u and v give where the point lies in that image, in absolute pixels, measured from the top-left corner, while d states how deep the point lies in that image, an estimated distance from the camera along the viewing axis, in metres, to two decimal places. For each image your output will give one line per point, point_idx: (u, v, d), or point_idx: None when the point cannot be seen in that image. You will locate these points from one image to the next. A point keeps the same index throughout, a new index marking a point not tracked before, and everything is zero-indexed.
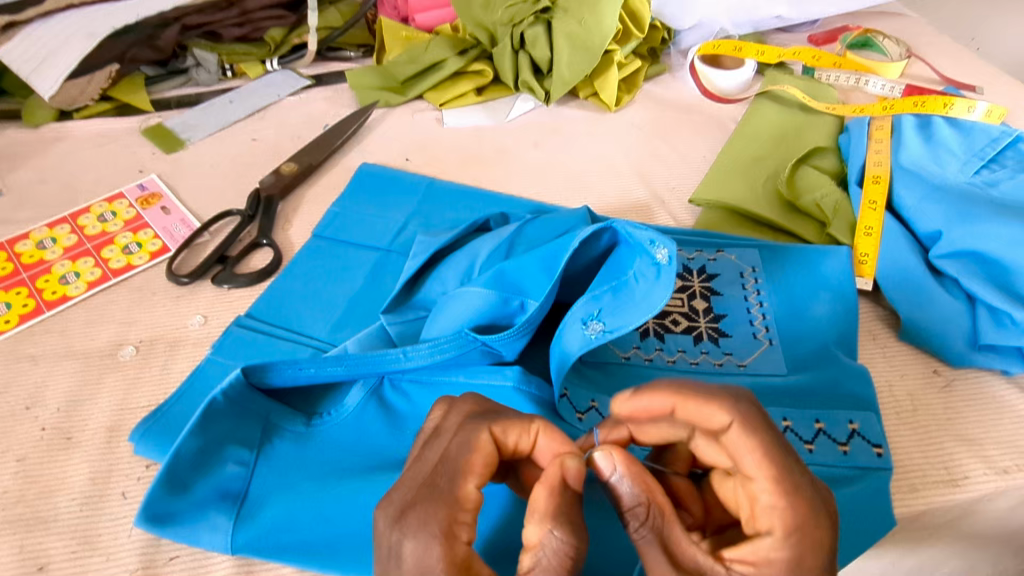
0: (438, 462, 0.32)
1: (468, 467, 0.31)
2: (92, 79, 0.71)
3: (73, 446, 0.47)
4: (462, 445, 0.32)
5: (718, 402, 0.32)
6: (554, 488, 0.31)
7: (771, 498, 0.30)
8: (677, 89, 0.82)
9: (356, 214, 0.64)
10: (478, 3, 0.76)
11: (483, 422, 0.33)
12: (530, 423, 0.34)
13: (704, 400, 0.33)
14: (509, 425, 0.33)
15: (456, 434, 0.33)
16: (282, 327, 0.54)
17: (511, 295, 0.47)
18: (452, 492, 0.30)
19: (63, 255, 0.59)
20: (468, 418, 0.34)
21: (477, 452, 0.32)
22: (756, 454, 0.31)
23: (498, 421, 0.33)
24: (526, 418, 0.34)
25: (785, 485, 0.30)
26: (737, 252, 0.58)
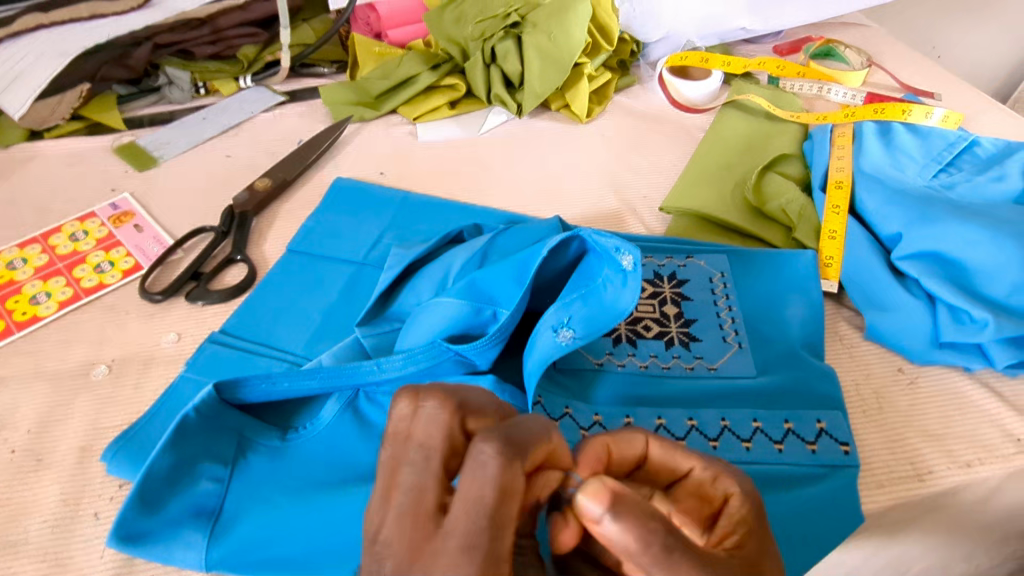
0: (470, 512, 0.25)
1: (505, 521, 0.26)
2: (62, 99, 0.71)
3: (44, 467, 0.46)
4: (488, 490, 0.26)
5: (633, 429, 0.34)
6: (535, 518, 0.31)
7: (716, 480, 0.33)
8: (647, 100, 0.83)
9: (331, 228, 0.64)
10: (451, 21, 0.78)
11: (511, 452, 0.27)
12: (548, 439, 0.29)
13: (622, 431, 0.34)
14: (535, 448, 0.28)
15: (482, 469, 0.26)
16: (256, 342, 0.54)
17: (484, 305, 0.47)
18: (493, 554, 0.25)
19: (34, 276, 0.59)
20: (484, 437, 0.27)
21: (509, 497, 0.26)
22: (682, 450, 0.33)
23: (524, 448, 0.27)
24: (544, 433, 0.29)
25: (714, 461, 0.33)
26: (706, 257, 0.59)
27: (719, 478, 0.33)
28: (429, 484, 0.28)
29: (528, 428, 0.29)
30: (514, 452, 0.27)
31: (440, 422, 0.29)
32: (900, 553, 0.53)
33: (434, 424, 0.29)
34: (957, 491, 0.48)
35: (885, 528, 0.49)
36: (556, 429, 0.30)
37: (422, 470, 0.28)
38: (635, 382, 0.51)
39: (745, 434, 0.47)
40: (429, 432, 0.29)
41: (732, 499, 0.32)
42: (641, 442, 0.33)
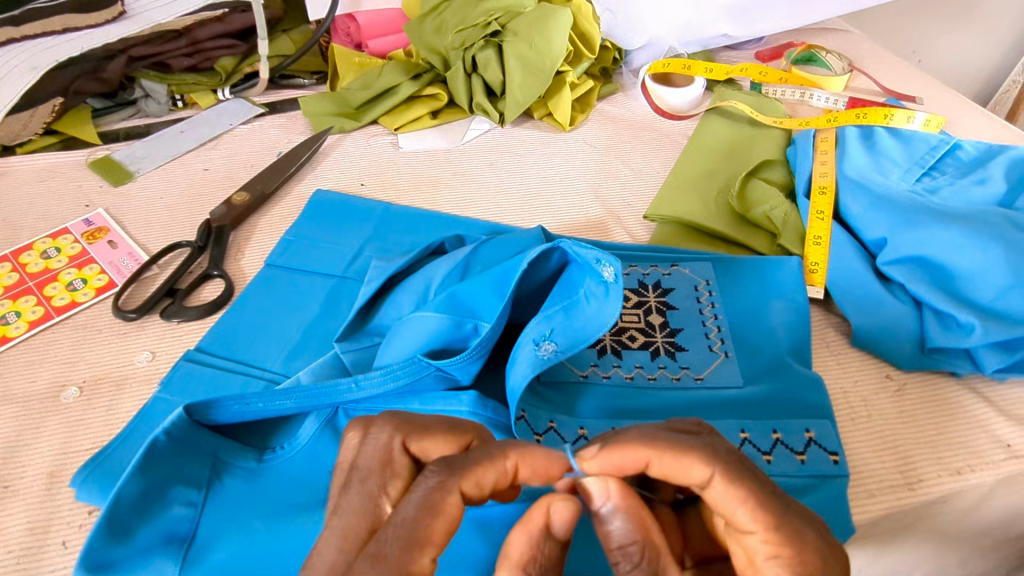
0: (395, 526, 0.30)
1: (427, 537, 0.29)
2: (35, 113, 0.70)
3: (10, 494, 0.45)
4: (423, 509, 0.30)
5: (695, 456, 0.31)
6: (533, 534, 0.32)
7: (771, 548, 0.30)
8: (630, 107, 0.83)
9: (311, 241, 0.63)
10: (431, 30, 0.77)
11: (451, 478, 0.31)
12: (505, 462, 0.32)
13: (680, 454, 0.31)
14: (483, 474, 0.32)
15: (416, 492, 0.31)
16: (233, 360, 0.53)
17: (464, 318, 0.46)
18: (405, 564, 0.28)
19: (3, 295, 0.57)
20: (434, 465, 0.32)
21: (439, 517, 0.30)
22: (746, 506, 0.30)
23: (466, 475, 0.31)
24: (500, 456, 0.32)
25: (781, 533, 0.30)
26: (691, 266, 0.58)
27: (781, 553, 0.29)
28: (371, 507, 0.32)
29: (479, 454, 0.32)
30: (450, 474, 0.31)
31: (381, 447, 0.34)
32: (893, 563, 0.52)
33: (376, 449, 0.34)
34: (948, 499, 0.48)
35: (877, 538, 0.48)
36: (514, 446, 0.33)
37: (363, 490, 0.33)
38: (621, 395, 0.50)
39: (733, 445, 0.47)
40: (373, 456, 0.34)
41: None
42: (703, 476, 0.31)
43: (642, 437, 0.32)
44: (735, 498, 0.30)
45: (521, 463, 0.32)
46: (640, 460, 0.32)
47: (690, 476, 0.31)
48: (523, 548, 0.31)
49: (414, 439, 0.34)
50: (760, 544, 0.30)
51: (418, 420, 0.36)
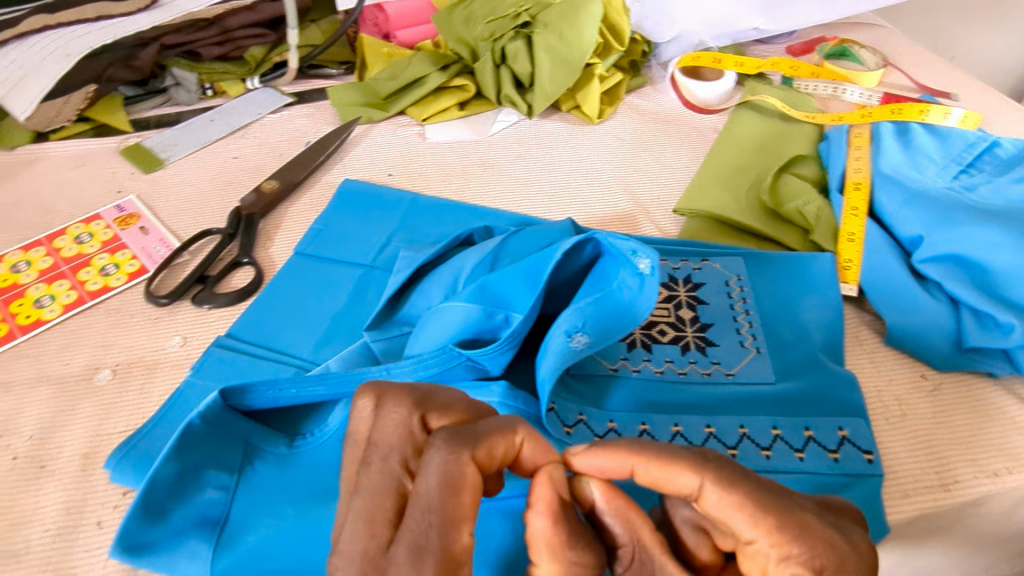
0: (419, 508, 0.28)
1: (460, 512, 0.28)
2: (68, 100, 0.71)
3: (47, 474, 0.45)
4: (445, 487, 0.29)
5: (680, 466, 0.30)
6: (554, 513, 0.30)
7: (779, 550, 0.28)
8: (659, 101, 0.82)
9: (340, 230, 0.63)
10: (460, 20, 0.77)
11: (466, 449, 0.30)
12: (513, 436, 0.32)
13: (664, 464, 0.31)
14: (493, 445, 0.31)
15: (432, 467, 0.29)
16: (264, 347, 0.53)
17: (495, 309, 0.46)
18: (443, 546, 0.27)
19: (38, 279, 0.58)
20: (442, 437, 0.30)
21: (465, 491, 0.29)
22: (744, 511, 0.29)
23: (480, 444, 0.30)
24: (510, 430, 0.32)
25: (785, 533, 0.28)
26: (721, 260, 0.58)
27: (789, 556, 0.28)
28: (390, 489, 0.30)
29: (489, 427, 0.32)
30: (463, 446, 0.30)
31: (399, 422, 0.32)
32: (924, 564, 0.51)
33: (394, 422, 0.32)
34: (984, 501, 0.47)
35: (910, 539, 0.47)
36: (522, 423, 0.33)
37: (384, 469, 0.31)
38: (651, 388, 0.49)
39: (765, 442, 0.46)
40: (390, 435, 0.32)
41: None
42: (694, 484, 0.30)
43: (620, 442, 0.32)
44: (730, 505, 0.29)
45: (526, 439, 0.32)
46: (623, 468, 0.32)
47: (680, 485, 0.31)
48: (545, 529, 0.30)
49: (433, 414, 0.33)
50: (768, 549, 0.29)
51: (431, 396, 0.34)
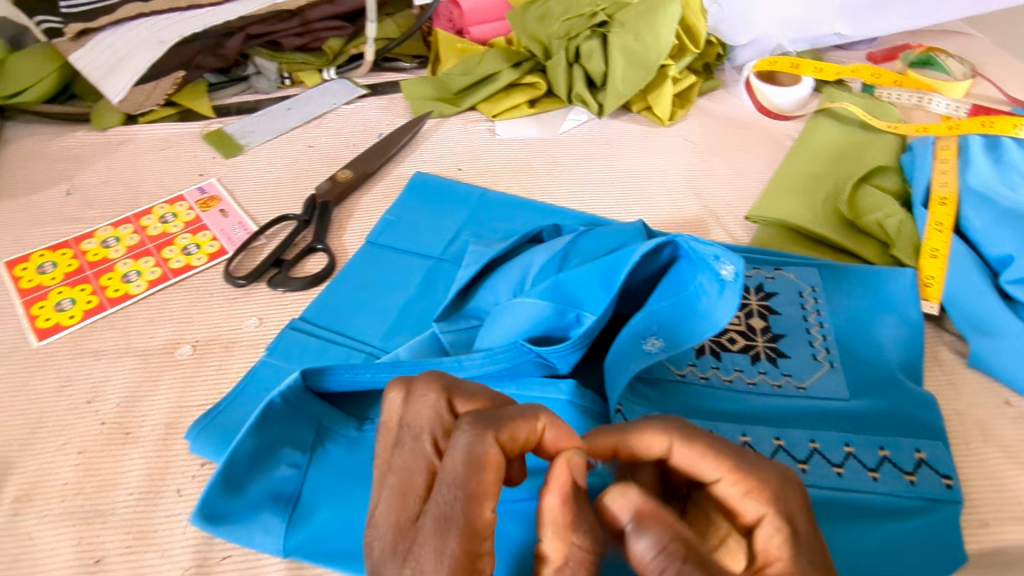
0: (445, 484, 0.29)
1: (482, 490, 0.29)
2: (157, 85, 0.74)
3: (131, 440, 0.48)
4: (469, 466, 0.29)
5: (652, 429, 0.33)
6: (566, 493, 0.31)
7: (740, 487, 0.31)
8: (732, 105, 0.81)
9: (410, 221, 0.64)
10: (534, 19, 0.77)
11: (489, 431, 0.30)
12: (537, 421, 0.32)
13: (640, 432, 0.33)
14: (518, 428, 0.31)
15: (459, 445, 0.30)
16: (335, 332, 0.54)
17: (568, 307, 0.46)
18: (466, 520, 0.28)
19: (126, 255, 0.61)
20: (470, 419, 0.31)
21: (486, 470, 0.29)
22: (708, 458, 0.32)
23: (504, 427, 0.31)
24: (532, 415, 0.32)
25: (743, 471, 0.32)
26: (796, 271, 0.56)
27: (751, 492, 0.31)
28: (420, 466, 0.31)
29: (512, 411, 0.32)
30: (488, 428, 0.30)
31: (430, 405, 0.33)
32: None
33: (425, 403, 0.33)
34: None
35: None
36: (545, 411, 0.33)
37: (415, 448, 0.32)
38: (719, 397, 0.48)
39: (837, 459, 0.45)
40: (420, 417, 0.33)
41: (768, 518, 0.31)
42: (664, 445, 0.33)
43: (610, 427, 0.35)
44: (697, 454, 0.32)
45: (546, 422, 0.33)
46: (609, 447, 0.34)
47: (653, 447, 0.33)
48: (555, 507, 0.31)
49: (461, 399, 0.34)
50: (731, 488, 0.32)
51: (462, 381, 0.35)
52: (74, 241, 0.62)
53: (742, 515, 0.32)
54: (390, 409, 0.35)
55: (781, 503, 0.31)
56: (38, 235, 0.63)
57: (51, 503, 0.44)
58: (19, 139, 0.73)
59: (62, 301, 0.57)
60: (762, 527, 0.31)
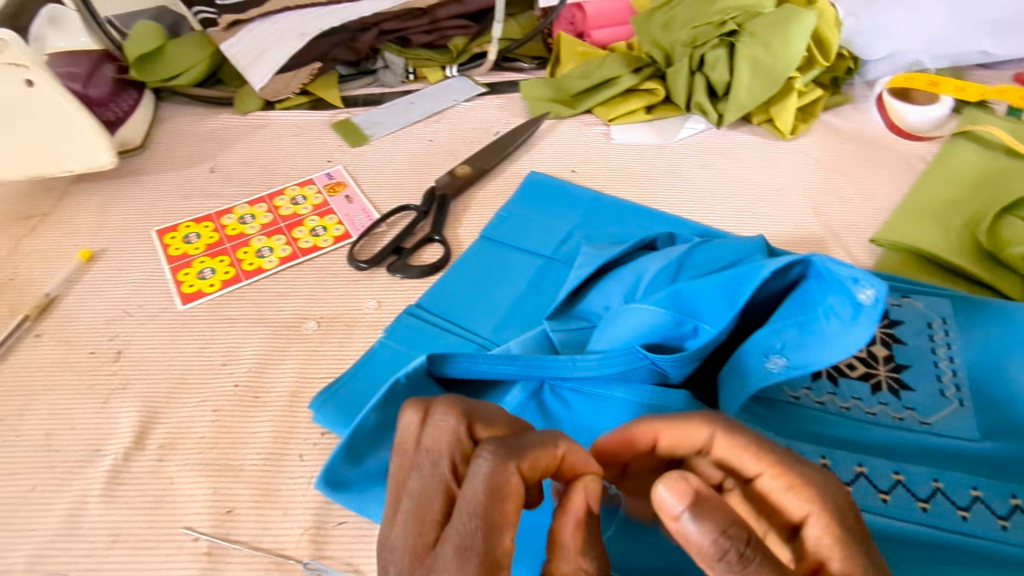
0: (464, 512, 0.28)
1: (500, 520, 0.28)
2: (296, 74, 0.79)
3: (261, 404, 0.51)
4: (493, 494, 0.28)
5: (694, 421, 0.34)
6: (579, 521, 0.31)
7: (783, 480, 0.30)
8: (859, 122, 0.77)
9: (523, 219, 0.66)
10: (659, 25, 0.77)
11: (513, 459, 0.29)
12: (555, 446, 0.32)
13: (677, 424, 0.34)
14: (539, 455, 0.30)
15: (480, 472, 0.29)
16: (448, 320, 0.57)
17: (686, 317, 0.46)
18: (489, 549, 0.27)
19: (260, 231, 0.66)
20: (490, 445, 0.30)
21: (510, 499, 0.28)
22: (749, 450, 0.31)
23: (526, 456, 0.30)
24: (551, 440, 0.32)
25: (787, 467, 0.31)
26: (925, 300, 0.54)
27: (794, 487, 0.30)
28: (436, 491, 0.30)
29: (532, 438, 0.31)
30: (510, 455, 0.29)
31: (446, 430, 0.32)
32: None
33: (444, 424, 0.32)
34: None
35: None
36: (562, 437, 0.32)
37: (431, 471, 0.30)
38: (834, 424, 0.47)
39: (963, 502, 0.42)
40: (438, 439, 0.31)
41: (813, 516, 0.29)
42: (704, 436, 0.33)
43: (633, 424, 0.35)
44: (739, 445, 0.32)
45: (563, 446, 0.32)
46: (652, 442, 0.34)
47: (691, 439, 0.34)
48: (570, 535, 0.31)
49: (479, 422, 0.32)
50: (773, 481, 0.31)
51: (479, 403, 0.34)
52: (216, 215, 0.67)
53: (782, 510, 0.30)
54: (403, 429, 0.34)
55: (823, 500, 0.29)
56: (185, 208, 0.69)
57: (190, 453, 0.48)
58: (171, 118, 0.80)
59: (204, 270, 0.62)
60: (805, 524, 0.29)
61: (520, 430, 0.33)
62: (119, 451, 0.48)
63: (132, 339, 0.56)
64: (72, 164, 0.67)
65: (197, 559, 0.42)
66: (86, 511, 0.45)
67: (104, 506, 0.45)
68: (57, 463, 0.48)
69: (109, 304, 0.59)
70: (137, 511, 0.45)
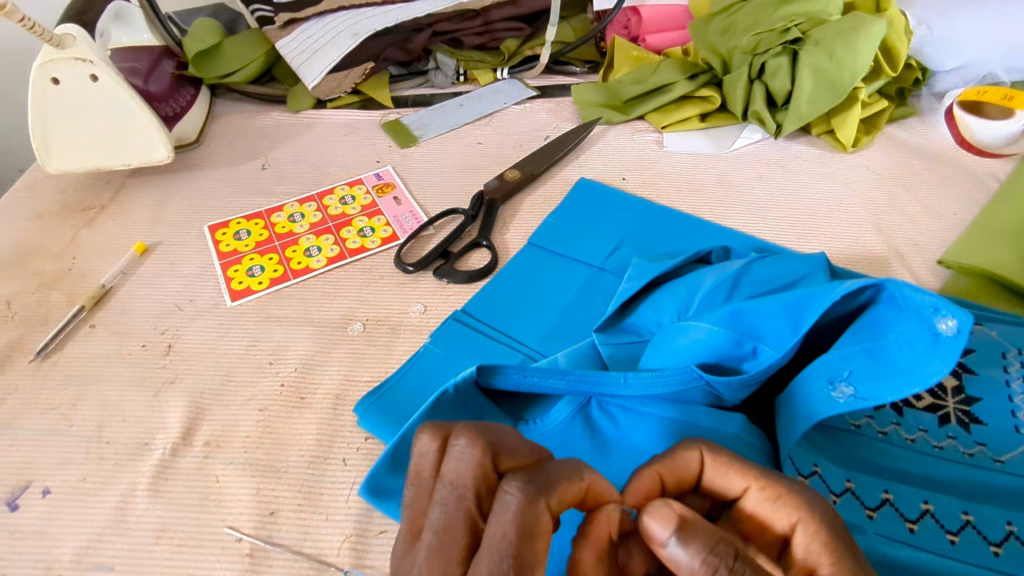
0: (493, 551, 0.27)
1: (531, 558, 0.27)
2: (348, 74, 0.79)
3: (306, 406, 0.51)
4: (522, 531, 0.27)
5: (684, 447, 0.34)
6: (600, 551, 0.31)
7: (770, 491, 0.32)
8: (926, 136, 0.74)
9: (572, 227, 0.64)
10: (717, 32, 0.74)
11: (541, 495, 0.29)
12: (581, 477, 0.31)
13: (672, 452, 0.34)
14: (566, 487, 0.30)
15: (508, 508, 0.28)
16: (494, 328, 0.56)
17: (745, 338, 0.44)
18: None
19: (309, 230, 0.66)
20: (518, 479, 0.29)
21: (540, 537, 0.28)
22: (735, 468, 0.33)
23: (555, 491, 0.29)
24: (577, 471, 0.31)
25: (772, 482, 0.32)
26: (999, 329, 0.50)
27: (782, 498, 0.32)
28: (459, 525, 0.29)
29: (559, 469, 0.31)
30: (539, 492, 0.29)
31: (470, 460, 0.30)
32: None
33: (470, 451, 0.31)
34: None
35: None
36: (589, 466, 0.32)
37: (454, 504, 0.29)
38: (898, 457, 0.45)
39: None
40: (461, 470, 0.30)
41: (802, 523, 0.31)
42: (695, 459, 0.34)
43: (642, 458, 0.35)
44: (726, 464, 0.33)
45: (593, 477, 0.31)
46: (652, 480, 0.34)
47: (685, 464, 0.34)
48: (591, 564, 0.31)
49: (503, 452, 0.31)
50: (760, 495, 0.32)
51: (503, 431, 0.32)
52: (266, 213, 0.68)
53: (774, 522, 0.32)
54: (424, 456, 0.33)
55: (808, 507, 0.31)
56: (236, 205, 0.69)
57: (235, 452, 0.48)
58: (225, 115, 0.81)
59: (253, 268, 0.62)
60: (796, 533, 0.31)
61: (545, 460, 0.32)
62: (166, 446, 0.49)
63: (183, 334, 0.57)
64: (130, 157, 0.68)
65: (239, 560, 0.42)
66: (133, 505, 0.45)
67: (151, 501, 0.46)
68: (107, 455, 0.48)
69: (161, 298, 0.60)
70: (183, 507, 0.45)
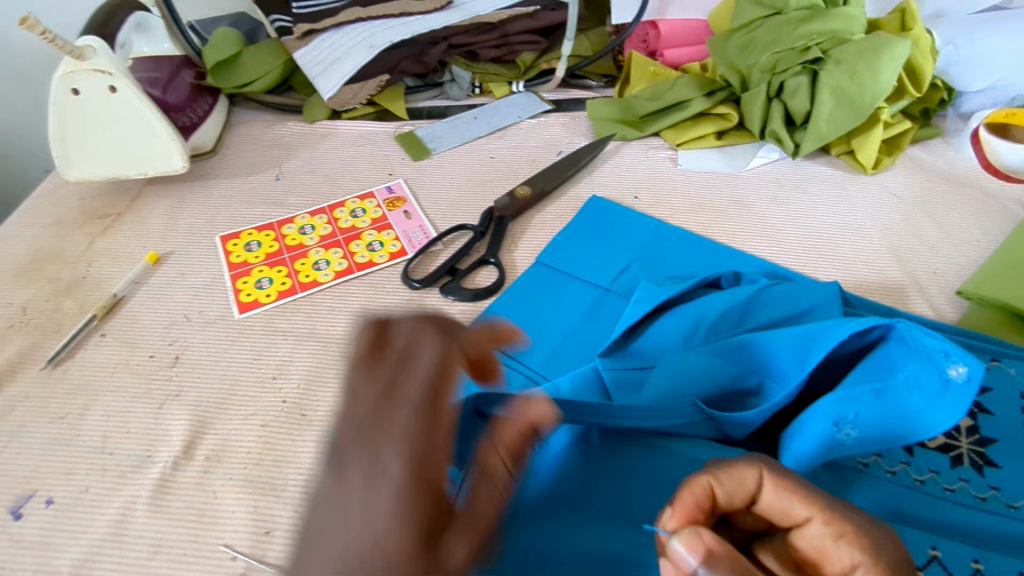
0: (416, 385, 0.31)
1: (442, 394, 0.31)
2: (364, 86, 0.79)
3: (307, 422, 0.51)
4: (438, 367, 0.32)
5: (743, 464, 0.33)
6: (520, 426, 0.36)
7: (834, 528, 0.31)
8: (950, 158, 0.72)
9: (582, 245, 0.64)
10: (736, 48, 0.73)
11: (453, 343, 0.34)
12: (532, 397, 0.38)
13: (728, 467, 0.32)
14: (490, 366, 0.36)
15: (429, 351, 0.33)
16: (498, 349, 0.55)
17: (750, 372, 0.43)
18: (433, 411, 0.30)
19: (319, 243, 0.66)
20: (445, 338, 0.34)
21: (451, 377, 0.32)
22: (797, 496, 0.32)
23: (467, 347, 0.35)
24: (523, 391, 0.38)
25: (839, 519, 0.31)
26: (1018, 365, 0.49)
27: (843, 539, 0.31)
28: (386, 373, 0.32)
29: (479, 339, 0.37)
30: (454, 344, 0.34)
31: (413, 322, 0.35)
32: None
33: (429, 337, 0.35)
34: None
35: None
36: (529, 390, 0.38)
37: (389, 357, 0.33)
38: (907, 498, 0.43)
39: None
40: (405, 330, 0.34)
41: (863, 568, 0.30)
42: (753, 480, 0.32)
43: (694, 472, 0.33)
44: (787, 490, 0.32)
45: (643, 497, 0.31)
46: (703, 491, 0.32)
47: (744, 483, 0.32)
48: (510, 436, 0.35)
49: (450, 330, 0.37)
50: (822, 528, 0.31)
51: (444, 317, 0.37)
52: (277, 224, 0.68)
53: (830, 558, 0.31)
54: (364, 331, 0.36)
55: (873, 551, 0.30)
56: (249, 215, 0.70)
57: (235, 467, 0.48)
58: (242, 124, 0.82)
59: (262, 280, 0.63)
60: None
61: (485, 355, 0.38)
62: (169, 459, 0.49)
63: (190, 345, 0.57)
64: (146, 167, 0.69)
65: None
66: (134, 518, 0.46)
67: (151, 515, 0.46)
68: (110, 466, 0.49)
69: (170, 308, 0.60)
70: (181, 523, 0.46)
